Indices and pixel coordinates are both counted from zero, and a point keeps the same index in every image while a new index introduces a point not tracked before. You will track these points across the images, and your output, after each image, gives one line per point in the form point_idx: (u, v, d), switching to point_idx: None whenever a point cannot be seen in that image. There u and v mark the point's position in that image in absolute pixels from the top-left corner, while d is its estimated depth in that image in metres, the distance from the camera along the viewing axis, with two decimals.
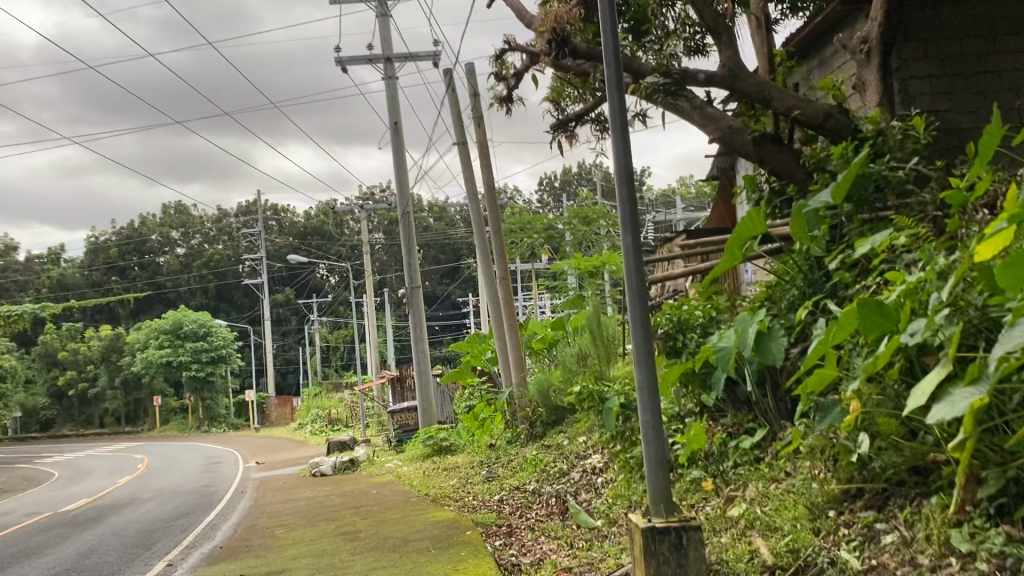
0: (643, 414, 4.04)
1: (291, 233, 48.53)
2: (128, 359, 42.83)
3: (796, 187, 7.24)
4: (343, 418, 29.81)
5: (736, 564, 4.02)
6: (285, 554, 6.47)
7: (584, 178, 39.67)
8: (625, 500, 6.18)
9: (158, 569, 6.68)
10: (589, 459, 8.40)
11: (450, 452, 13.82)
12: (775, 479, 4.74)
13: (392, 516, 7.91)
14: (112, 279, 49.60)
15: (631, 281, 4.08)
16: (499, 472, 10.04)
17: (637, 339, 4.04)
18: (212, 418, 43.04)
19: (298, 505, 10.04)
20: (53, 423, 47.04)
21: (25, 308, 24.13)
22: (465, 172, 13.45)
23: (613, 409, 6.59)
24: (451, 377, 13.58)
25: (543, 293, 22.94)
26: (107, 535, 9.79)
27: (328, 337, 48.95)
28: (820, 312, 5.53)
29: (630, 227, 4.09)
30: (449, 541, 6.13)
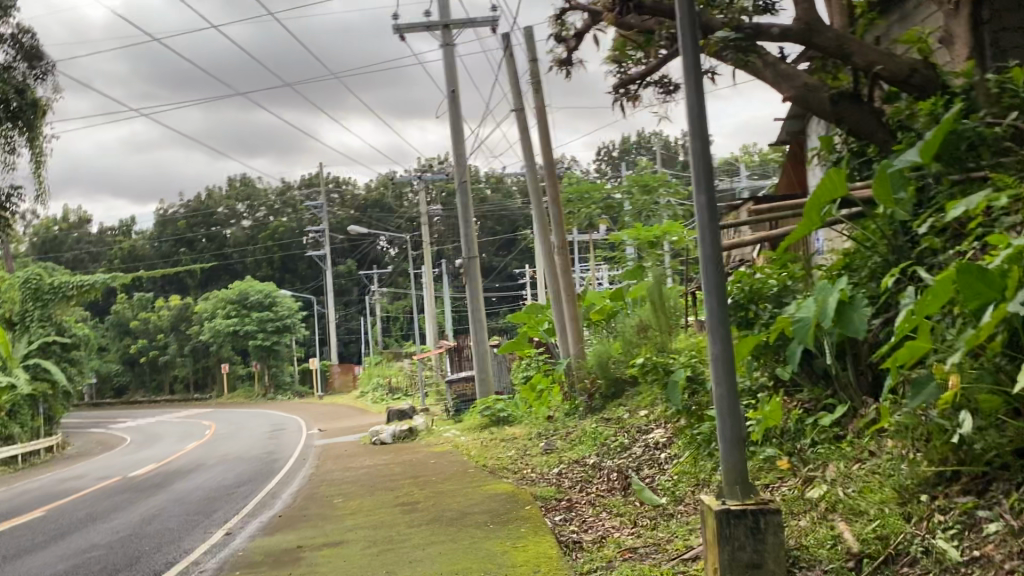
0: (718, 387, 3.76)
1: (351, 204, 48.63)
2: (197, 328, 43.86)
3: (876, 148, 6.79)
4: (403, 387, 30.03)
5: (817, 550, 3.73)
6: (342, 525, 6.36)
7: (644, 147, 38.92)
8: (692, 479, 5.91)
9: (217, 538, 6.65)
10: (651, 434, 8.13)
11: (508, 423, 13.68)
12: (858, 459, 4.43)
13: (449, 487, 7.76)
14: (180, 250, 50.70)
15: (705, 245, 3.78)
16: (558, 445, 9.83)
17: (712, 307, 3.76)
18: (278, 386, 43.97)
19: (357, 474, 10.00)
20: (126, 389, 48.56)
21: (97, 278, 24.69)
22: (522, 138, 13.15)
23: (679, 382, 6.30)
24: (509, 348, 13.37)
25: (602, 264, 22.56)
26: (170, 501, 9.90)
27: (388, 307, 49.32)
28: (907, 280, 5.15)
29: (704, 187, 3.79)
30: (508, 516, 5.93)
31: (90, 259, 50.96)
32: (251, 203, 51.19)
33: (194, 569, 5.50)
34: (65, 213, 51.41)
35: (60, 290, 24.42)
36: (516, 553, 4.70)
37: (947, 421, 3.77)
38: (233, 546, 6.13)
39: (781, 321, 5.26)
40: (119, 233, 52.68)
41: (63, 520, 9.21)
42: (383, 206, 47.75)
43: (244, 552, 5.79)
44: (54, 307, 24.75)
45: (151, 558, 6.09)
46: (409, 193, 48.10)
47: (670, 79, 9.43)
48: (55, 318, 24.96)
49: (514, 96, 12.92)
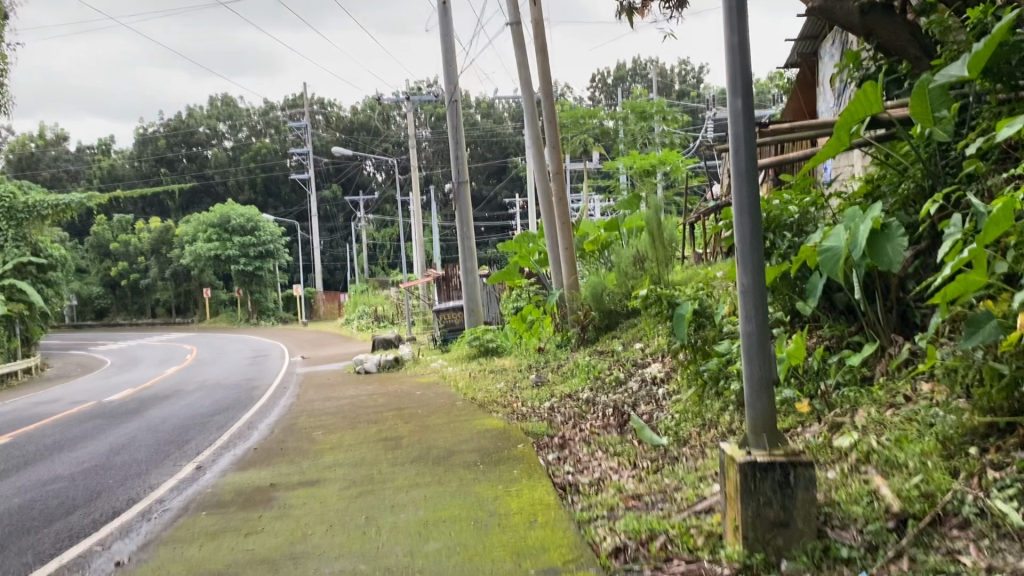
0: (746, 322, 3.28)
1: (337, 127, 47.32)
2: (178, 252, 43.11)
3: (908, 64, 6.20)
4: (389, 314, 29.61)
5: (850, 507, 3.30)
6: (321, 461, 5.93)
7: (638, 75, 37.96)
8: (696, 419, 5.51)
9: (187, 472, 6.22)
10: (649, 368, 7.71)
11: (497, 354, 13.27)
12: (891, 404, 4.00)
13: (437, 422, 7.33)
14: (161, 170, 49.52)
15: (738, 156, 3.25)
16: (550, 378, 9.43)
17: (744, 227, 3.25)
18: (261, 311, 43.83)
19: (339, 404, 9.59)
20: (107, 312, 47.91)
21: (74, 197, 23.83)
22: (518, 57, 12.43)
23: (686, 316, 5.78)
24: (498, 278, 12.85)
25: (594, 195, 21.92)
26: (142, 429, 9.46)
27: (374, 234, 48.53)
28: (947, 208, 4.64)
29: (739, 86, 3.25)
30: (499, 456, 5.51)
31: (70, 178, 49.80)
32: (233, 123, 50.98)
33: (158, 508, 5.05)
34: (42, 130, 50.01)
35: (36, 209, 23.57)
36: (509, 499, 4.27)
37: (1008, 364, 3.30)
38: (203, 482, 5.71)
39: (808, 250, 4.74)
40: (98, 152, 51.35)
41: (29, 447, 8.78)
42: (370, 129, 46.62)
43: (213, 490, 5.35)
44: (29, 227, 23.95)
45: (113, 494, 5.64)
46: (396, 118, 46.95)
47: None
48: (29, 238, 24.08)
49: (510, 9, 12.16)
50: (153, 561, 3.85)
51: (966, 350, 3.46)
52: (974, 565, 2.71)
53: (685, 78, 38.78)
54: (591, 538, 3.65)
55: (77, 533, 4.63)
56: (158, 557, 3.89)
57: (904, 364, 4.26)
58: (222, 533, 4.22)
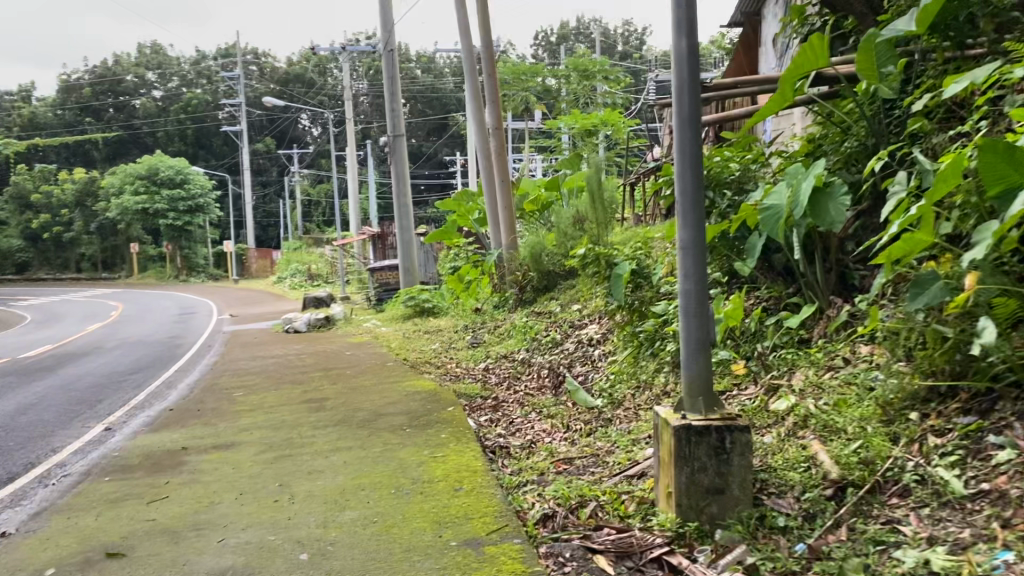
0: (685, 279, 3.09)
1: (272, 79, 45.82)
2: (104, 204, 41.52)
3: (855, 20, 6.01)
4: (324, 273, 29.01)
5: (787, 474, 3.17)
6: (240, 423, 5.62)
7: (581, 35, 37.63)
8: (631, 380, 5.35)
9: (96, 434, 5.85)
10: (585, 329, 7.54)
11: (432, 314, 13.03)
12: (830, 366, 3.88)
13: (365, 383, 7.06)
14: (87, 119, 47.54)
15: (681, 100, 3.03)
16: (485, 338, 9.25)
17: (686, 178, 3.05)
18: (191, 268, 42.62)
19: (266, 363, 9.26)
20: (29, 266, 46.09)
21: None
22: (459, 8, 12.03)
23: (623, 276, 5.57)
24: (435, 237, 12.54)
25: (534, 155, 21.71)
26: (55, 388, 8.98)
27: (310, 191, 47.52)
28: (891, 166, 4.52)
29: (684, 27, 3.02)
30: (428, 418, 5.28)
31: None
32: (163, 73, 48.47)
33: (58, 472, 4.70)
34: None
35: None
36: (434, 464, 4.05)
37: (952, 327, 3.19)
38: (110, 445, 5.36)
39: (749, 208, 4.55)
40: (18, 99, 49.06)
41: None
42: (306, 81, 45.29)
43: (119, 454, 5.01)
44: None
45: (10, 458, 5.25)
46: (333, 71, 45.71)
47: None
48: None
49: None
50: (45, 531, 3.53)
51: (911, 312, 3.34)
52: (915, 535, 2.61)
53: (627, 40, 38.63)
54: (518, 505, 3.44)
55: None
56: (50, 527, 3.57)
57: (843, 325, 4.15)
58: (123, 500, 3.91)
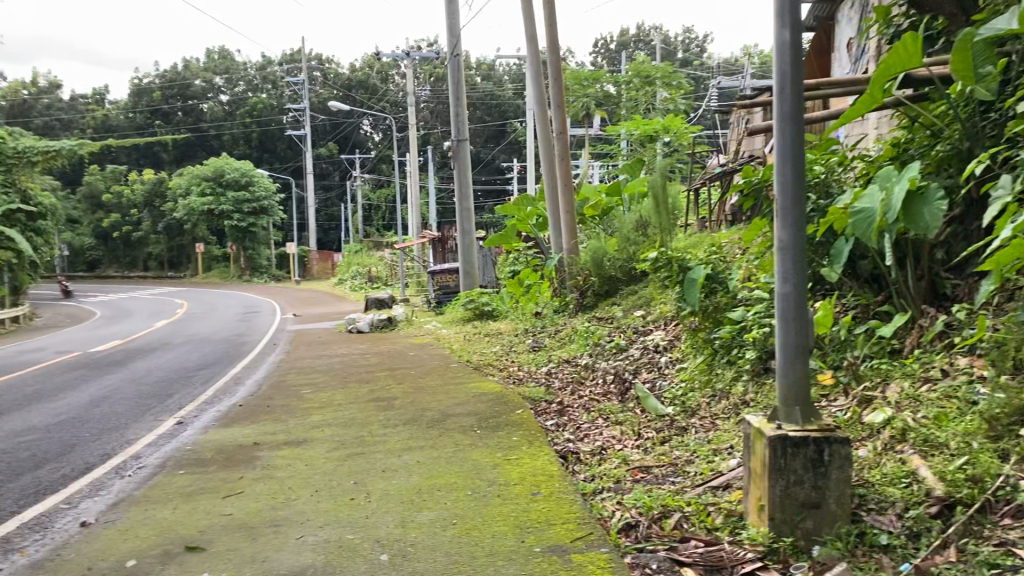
0: (783, 281, 2.97)
1: (335, 84, 46.47)
2: (171, 205, 42.57)
3: (946, 21, 5.79)
4: (382, 275, 29.25)
5: (887, 489, 3.02)
6: (308, 420, 5.63)
7: (642, 42, 37.36)
8: (706, 388, 5.20)
9: (168, 428, 5.91)
10: (652, 335, 7.37)
11: (492, 317, 12.98)
12: (927, 379, 3.69)
13: (430, 384, 7.03)
14: (156, 122, 48.84)
15: (783, 96, 2.92)
16: (547, 342, 9.16)
17: (786, 177, 2.94)
18: (254, 269, 43.46)
19: (331, 362, 9.31)
20: (99, 263, 47.55)
21: (65, 144, 23.22)
22: (525, 12, 11.98)
23: (698, 281, 5.43)
24: (495, 240, 12.44)
25: (593, 161, 21.57)
26: (125, 381, 9.15)
27: (370, 195, 48.10)
28: (991, 171, 4.30)
29: (787, 18, 2.91)
30: (497, 420, 5.20)
31: (62, 126, 49.25)
32: (230, 77, 49.50)
33: (134, 464, 4.75)
34: (35, 76, 49.37)
35: (25, 155, 22.87)
36: (508, 467, 3.97)
37: None
38: (183, 438, 5.40)
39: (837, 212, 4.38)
40: (92, 102, 50.66)
41: (7, 395, 8.47)
42: (368, 86, 45.84)
43: (192, 447, 5.05)
44: (18, 173, 23.29)
45: (86, 449, 5.33)
46: (395, 77, 46.15)
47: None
48: (18, 184, 23.43)
49: None
50: (125, 522, 3.54)
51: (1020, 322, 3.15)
52: None
53: (688, 47, 38.15)
54: (599, 513, 3.35)
55: (45, 488, 4.32)
56: (129, 518, 3.58)
57: (939, 336, 3.95)
58: (199, 494, 3.91)
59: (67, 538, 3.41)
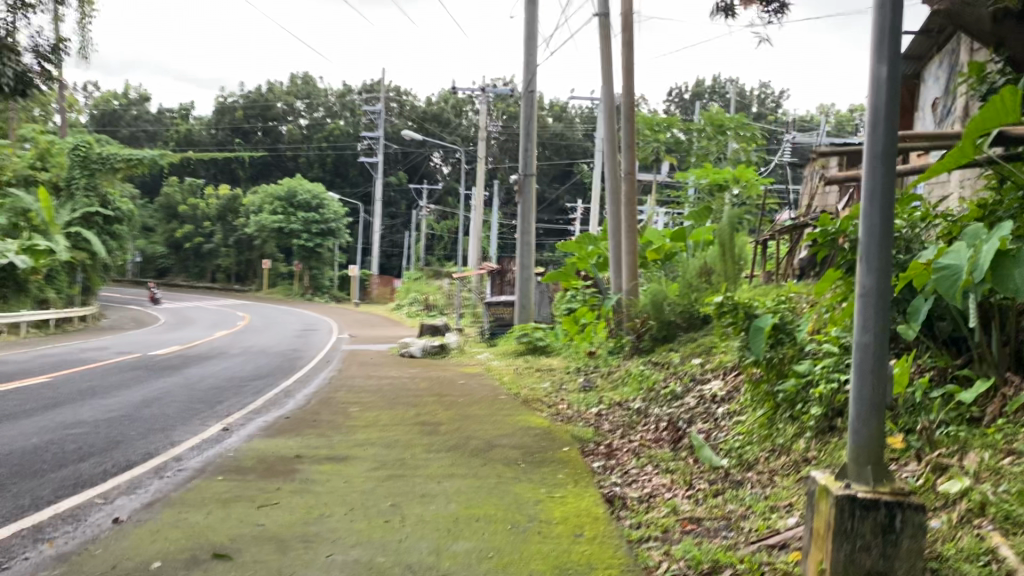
0: (861, 329, 2.80)
1: (410, 116, 47.19)
2: (243, 221, 43.51)
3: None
4: (439, 304, 29.35)
5: (962, 565, 2.77)
6: (352, 437, 5.54)
7: (717, 93, 37.17)
8: (765, 443, 4.95)
9: (213, 433, 5.89)
10: (709, 384, 7.11)
11: (545, 353, 12.80)
12: (1010, 451, 3.42)
13: (477, 413, 6.88)
14: (236, 140, 50.21)
15: (875, 134, 2.79)
16: (599, 383, 8.96)
17: (873, 218, 2.79)
18: (316, 289, 44.11)
19: (380, 384, 9.24)
20: (168, 272, 48.80)
21: (146, 153, 23.83)
22: (603, 51, 11.94)
23: (765, 329, 5.22)
24: (553, 277, 12.27)
25: (660, 207, 21.36)
26: (178, 385, 9.23)
27: (434, 225, 48.59)
28: None
29: (885, 54, 2.79)
30: (544, 456, 5.04)
31: (147, 137, 50.99)
32: (311, 102, 49.62)
33: (174, 465, 4.71)
34: (127, 88, 51.33)
35: (108, 161, 23.54)
36: (551, 505, 3.80)
37: None
38: (226, 445, 5.37)
39: (919, 267, 4.15)
40: (177, 116, 52.37)
41: (63, 388, 8.60)
42: (441, 119, 46.45)
43: (234, 454, 4.99)
44: (101, 178, 24.00)
45: (130, 447, 5.32)
46: (469, 112, 46.64)
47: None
48: (99, 189, 24.13)
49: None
50: (156, 523, 3.47)
51: None
52: None
53: (764, 102, 37.73)
54: (643, 562, 3.18)
55: (84, 481, 4.29)
56: (161, 519, 3.52)
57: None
58: (234, 501, 3.83)
59: (97, 533, 3.36)
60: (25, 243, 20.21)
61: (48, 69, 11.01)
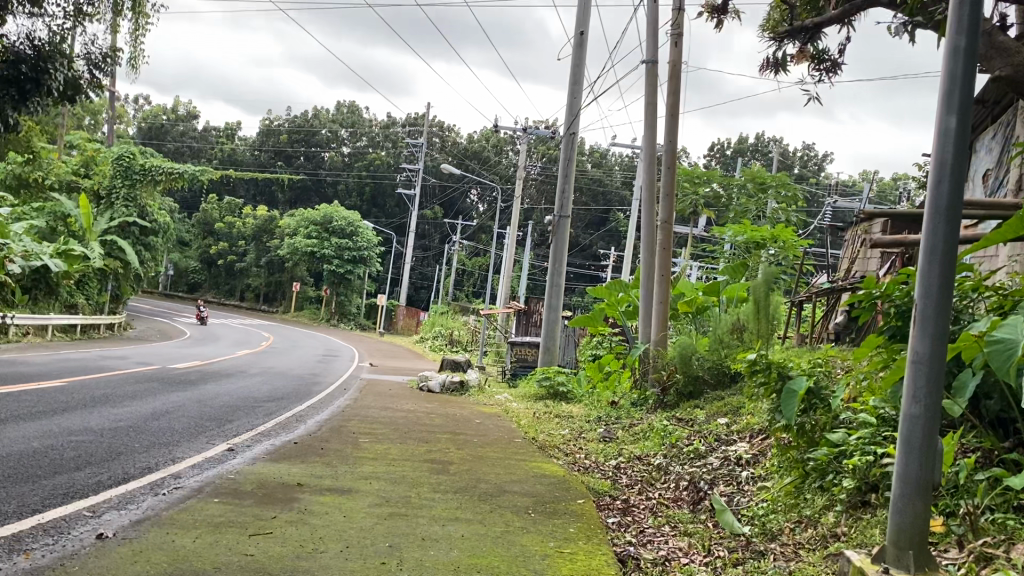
0: (910, 400, 2.63)
1: (451, 152, 47.54)
2: (277, 242, 43.86)
3: None
4: (463, 340, 29.19)
5: None
6: (359, 470, 5.35)
7: (759, 151, 37.06)
8: (790, 513, 4.68)
9: (217, 453, 5.72)
10: (734, 446, 6.81)
11: (566, 399, 12.53)
12: None
13: (490, 455, 6.65)
14: (279, 163, 50.88)
15: (939, 189, 2.63)
16: (620, 434, 8.66)
17: (932, 279, 2.61)
18: (342, 315, 44.18)
19: (395, 416, 9.06)
20: (199, 287, 49.27)
21: (188, 169, 23.81)
22: (648, 98, 11.84)
23: (798, 393, 4.98)
24: (580, 322, 12.03)
25: (693, 261, 21.13)
26: (191, 400, 9.11)
27: (466, 261, 48.67)
28: None
29: (955, 104, 2.64)
30: (557, 507, 4.80)
31: (191, 153, 51.84)
32: (355, 131, 50.63)
33: (172, 483, 4.54)
34: (177, 105, 52.41)
35: (150, 173, 23.68)
36: (560, 561, 3.56)
37: None
38: (228, 466, 5.19)
39: (971, 339, 3.89)
40: (223, 135, 53.22)
41: (76, 394, 8.50)
42: (482, 157, 46.73)
43: (234, 477, 4.81)
44: (142, 189, 24.18)
45: (131, 459, 5.17)
46: (509, 152, 46.91)
47: (830, 58, 8.42)
48: (139, 200, 24.30)
49: (648, 47, 11.61)
50: (142, 543, 3.28)
51: None
52: None
53: (805, 164, 37.55)
54: None
55: (76, 492, 4.13)
56: (147, 539, 3.33)
57: None
58: (226, 526, 3.64)
59: (80, 548, 3.18)
60: (61, 247, 20.37)
61: (98, 77, 11.14)
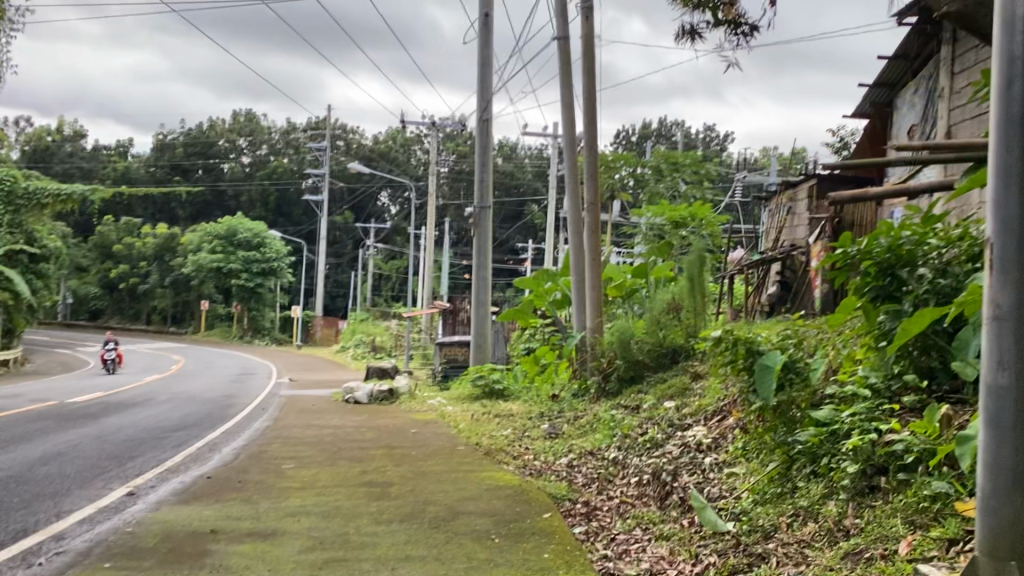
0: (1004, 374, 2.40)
1: (356, 154, 46.34)
2: (180, 260, 41.95)
3: None
4: (386, 345, 28.27)
5: None
6: (284, 504, 4.58)
7: (664, 134, 37.18)
8: (778, 502, 4.11)
9: (113, 500, 4.87)
10: (692, 430, 6.23)
11: (502, 397, 11.88)
12: None
13: (433, 469, 5.95)
14: (175, 178, 48.43)
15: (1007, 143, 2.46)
16: (566, 430, 8.03)
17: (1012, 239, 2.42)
18: (256, 330, 42.49)
19: (321, 433, 8.25)
20: (103, 313, 46.86)
21: (77, 188, 22.19)
22: (563, 76, 11.30)
23: (776, 368, 4.45)
24: (507, 316, 11.28)
25: (615, 248, 20.77)
26: (89, 438, 8.12)
27: (381, 265, 47.75)
28: None
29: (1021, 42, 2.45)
30: (520, 527, 4.13)
31: None
32: (254, 139, 48.70)
33: (51, 547, 3.70)
34: (61, 124, 49.65)
35: (35, 196, 22.00)
36: None
37: None
38: (125, 516, 4.37)
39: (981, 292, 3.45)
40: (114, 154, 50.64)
41: None
42: (389, 159, 45.67)
43: (132, 530, 3.98)
44: (26, 215, 22.46)
45: (3, 520, 4.29)
46: (417, 151, 45.93)
47: (745, 20, 6.71)
48: (24, 226, 22.57)
49: (558, 24, 11.07)
50: None
51: None
52: None
53: (708, 144, 37.91)
54: None
55: None
56: None
57: None
58: None
59: None
60: None
61: None
